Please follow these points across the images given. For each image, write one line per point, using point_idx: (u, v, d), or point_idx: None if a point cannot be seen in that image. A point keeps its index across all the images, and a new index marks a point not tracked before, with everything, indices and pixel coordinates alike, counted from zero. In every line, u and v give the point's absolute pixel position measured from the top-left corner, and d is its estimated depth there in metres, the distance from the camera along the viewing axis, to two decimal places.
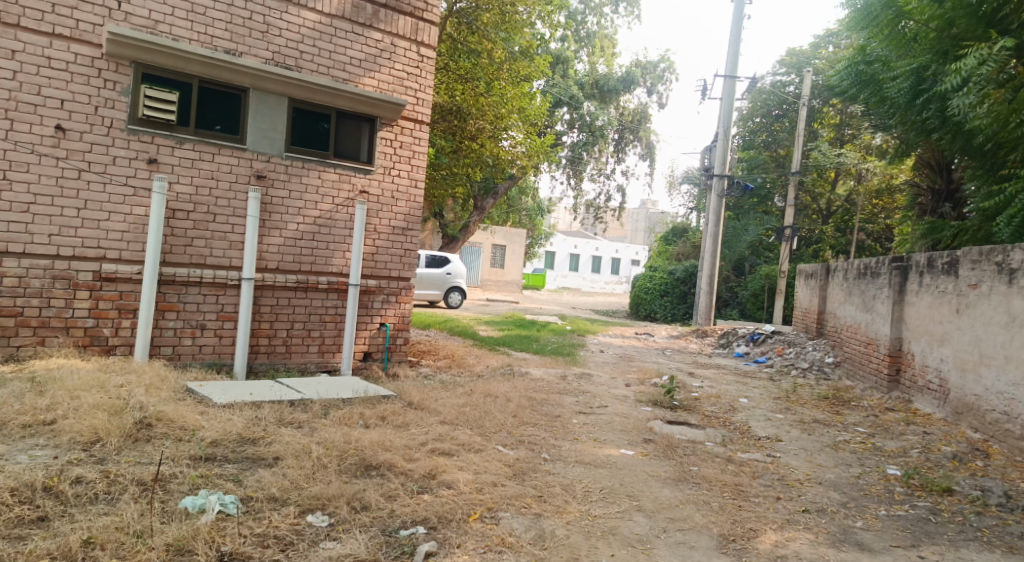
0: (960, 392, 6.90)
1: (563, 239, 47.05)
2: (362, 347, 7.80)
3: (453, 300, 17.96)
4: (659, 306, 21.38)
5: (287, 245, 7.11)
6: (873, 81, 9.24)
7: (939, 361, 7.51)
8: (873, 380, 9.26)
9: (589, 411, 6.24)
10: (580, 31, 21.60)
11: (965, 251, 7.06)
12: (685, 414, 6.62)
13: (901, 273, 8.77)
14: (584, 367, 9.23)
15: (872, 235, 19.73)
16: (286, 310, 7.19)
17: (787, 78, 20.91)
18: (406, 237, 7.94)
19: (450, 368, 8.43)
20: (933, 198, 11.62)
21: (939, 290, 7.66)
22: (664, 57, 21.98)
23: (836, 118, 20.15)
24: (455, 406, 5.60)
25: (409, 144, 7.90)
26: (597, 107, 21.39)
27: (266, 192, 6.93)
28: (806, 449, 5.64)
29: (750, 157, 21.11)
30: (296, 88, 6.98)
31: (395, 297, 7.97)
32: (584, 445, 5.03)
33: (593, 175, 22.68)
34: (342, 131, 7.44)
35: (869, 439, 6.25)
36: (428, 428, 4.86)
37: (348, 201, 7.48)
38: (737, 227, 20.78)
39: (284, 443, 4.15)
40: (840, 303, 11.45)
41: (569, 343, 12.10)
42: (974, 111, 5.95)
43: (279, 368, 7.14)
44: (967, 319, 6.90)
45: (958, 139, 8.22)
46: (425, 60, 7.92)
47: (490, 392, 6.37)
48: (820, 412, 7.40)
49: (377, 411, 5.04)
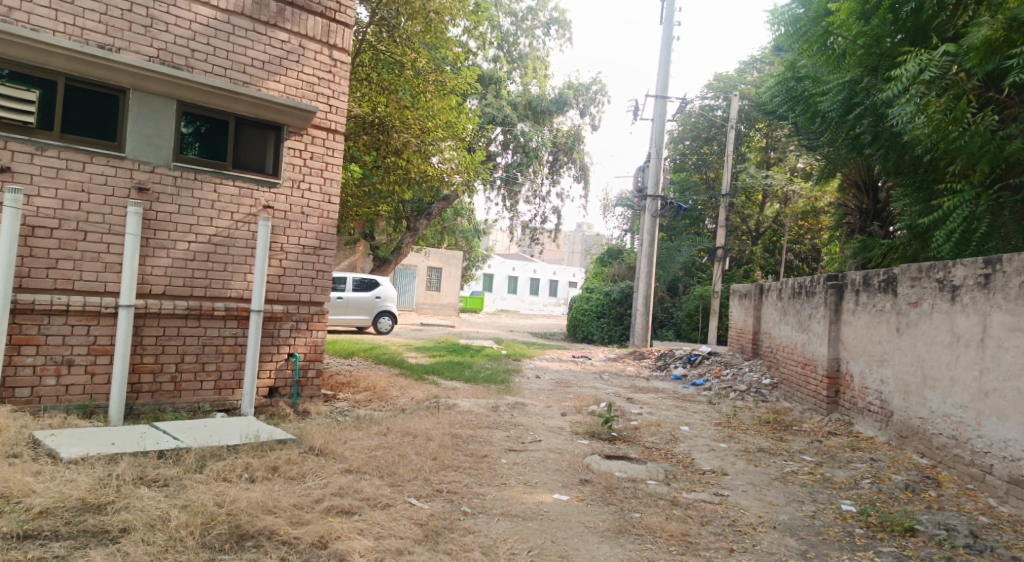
0: (904, 415, 6.63)
1: (500, 261, 46.81)
2: (268, 381, 6.96)
3: (383, 325, 17.05)
4: (595, 328, 21.05)
5: (176, 267, 6.26)
6: (804, 97, 9.11)
7: (879, 382, 7.26)
8: (812, 403, 9.03)
9: (521, 448, 5.60)
10: (512, 52, 21.37)
11: (903, 268, 6.84)
12: (624, 447, 6.07)
13: (837, 291, 8.59)
14: (517, 396, 8.60)
15: (800, 255, 20.03)
16: (175, 342, 6.32)
17: (714, 102, 21.18)
18: (317, 257, 7.19)
19: (369, 401, 7.66)
20: (860, 216, 11.63)
21: (877, 308, 7.45)
22: (596, 79, 21.91)
23: (763, 142, 20.40)
24: (364, 449, 4.88)
25: (321, 155, 7.19)
26: (531, 127, 21.02)
27: (150, 206, 6.09)
28: (754, 484, 5.17)
29: (681, 179, 21.22)
30: (186, 90, 6.21)
31: (306, 323, 7.18)
32: (513, 492, 4.39)
33: (528, 197, 22.25)
34: (241, 140, 6.70)
35: (818, 469, 5.85)
36: (328, 481, 4.12)
37: (249, 218, 6.70)
38: (670, 248, 20.72)
39: (136, 508, 3.37)
40: (775, 322, 11.29)
41: (503, 369, 11.48)
42: (914, 119, 5.75)
43: (166, 409, 6.24)
44: (907, 338, 6.67)
45: (892, 155, 8.12)
46: (338, 65, 7.28)
47: (410, 429, 5.66)
48: (764, 439, 7.00)
49: (266, 460, 4.28)
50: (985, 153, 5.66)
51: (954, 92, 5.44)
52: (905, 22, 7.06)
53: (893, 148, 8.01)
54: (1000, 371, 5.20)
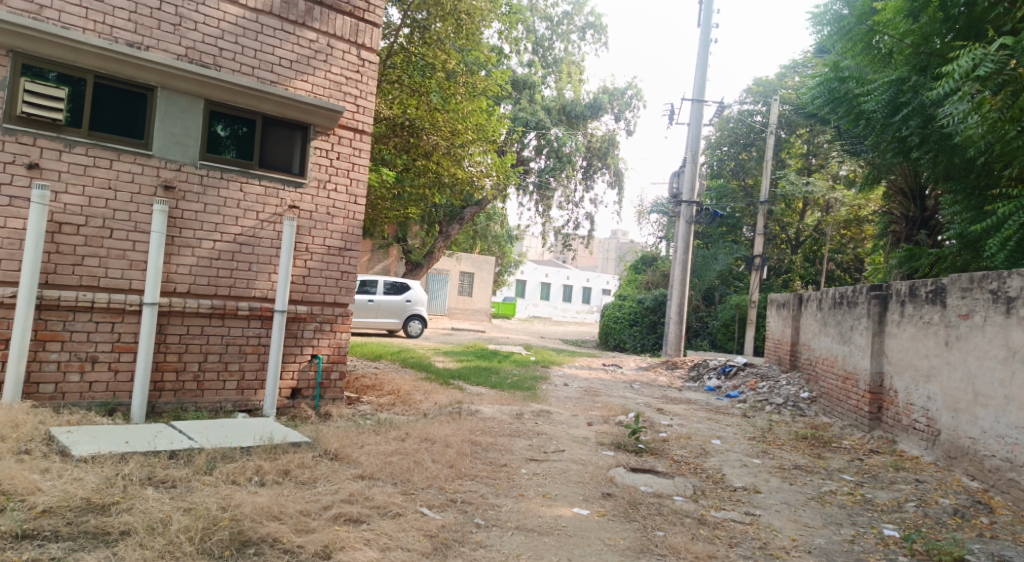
0: (953, 434, 6.25)
1: (534, 267, 46.64)
2: (290, 382, 6.90)
3: (413, 329, 17.00)
4: (628, 336, 20.71)
5: (201, 266, 6.25)
6: (848, 99, 8.74)
7: (926, 399, 6.87)
8: (852, 418, 8.63)
9: (543, 458, 5.41)
10: (547, 57, 21.24)
11: (952, 278, 6.46)
12: (651, 459, 5.82)
13: (880, 302, 8.19)
14: (544, 404, 8.39)
15: (841, 265, 19.39)
16: (199, 341, 6.29)
17: (753, 107, 20.70)
18: (343, 258, 7.12)
19: (393, 405, 7.55)
20: (907, 225, 11.14)
21: (923, 320, 7.06)
22: (632, 84, 21.62)
23: (803, 148, 20.00)
24: (380, 455, 4.74)
25: (347, 155, 7.12)
26: (565, 132, 20.83)
27: (176, 205, 6.09)
28: (788, 503, 4.88)
29: (718, 185, 20.77)
30: (213, 89, 6.20)
31: (330, 325, 7.11)
32: (530, 504, 4.19)
33: (561, 202, 22.02)
34: (268, 139, 6.67)
35: (858, 489, 5.52)
36: (340, 487, 3.99)
37: (275, 217, 6.66)
38: (706, 256, 20.28)
39: (140, 510, 3.27)
40: (814, 334, 10.88)
41: (531, 375, 11.28)
42: (967, 119, 5.42)
43: (188, 408, 6.21)
44: (957, 353, 6.28)
45: (941, 160, 7.71)
46: (366, 64, 7.21)
47: (429, 435, 5.51)
48: (800, 456, 6.67)
49: (278, 463, 4.17)
50: None
51: (1013, 89, 5.00)
52: (957, 20, 6.68)
53: (943, 152, 7.60)
54: None
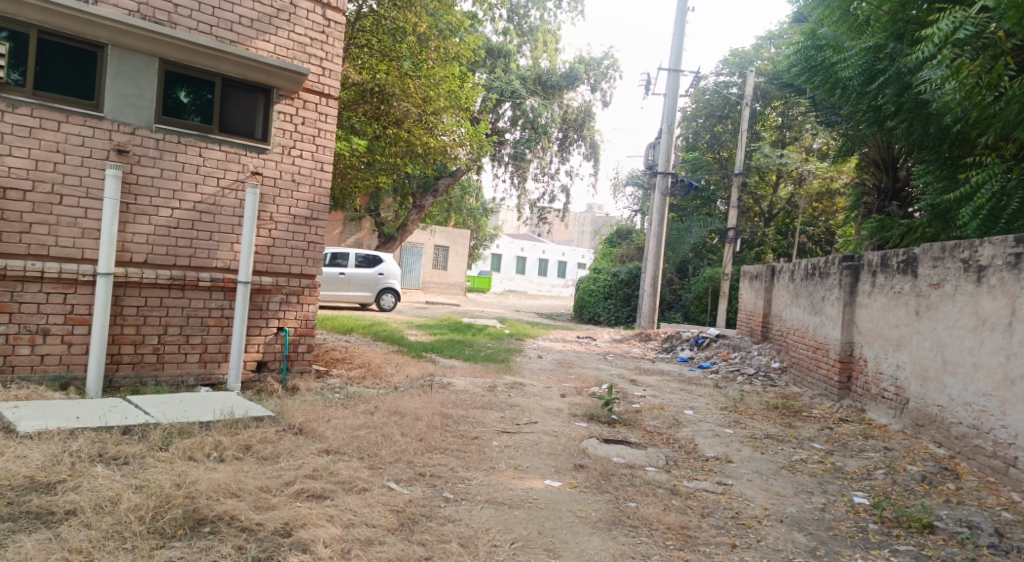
0: (921, 402, 6.30)
1: (509, 241, 46.44)
2: (256, 356, 6.70)
3: (386, 302, 16.77)
4: (602, 309, 20.73)
5: (159, 234, 5.99)
6: (824, 68, 8.65)
7: (895, 367, 6.92)
8: (822, 388, 8.70)
9: (515, 430, 5.31)
10: (523, 25, 20.83)
11: (924, 248, 6.46)
12: (624, 430, 5.77)
13: (852, 273, 8.22)
14: (517, 376, 8.30)
15: (813, 238, 19.54)
16: (158, 313, 6.06)
17: (729, 79, 20.58)
18: (309, 227, 6.89)
19: (363, 379, 7.40)
20: (879, 196, 11.14)
21: (894, 290, 7.09)
22: (608, 54, 21.33)
23: (777, 121, 20.01)
24: (347, 429, 4.60)
25: (313, 120, 6.86)
26: (541, 103, 20.54)
27: (130, 170, 5.81)
28: (760, 472, 4.87)
29: (693, 158, 20.71)
30: (168, 47, 5.89)
31: (296, 297, 6.90)
32: (501, 477, 4.10)
33: (537, 174, 21.78)
34: (228, 102, 6.37)
35: (828, 457, 5.53)
36: (303, 462, 3.86)
37: (237, 185, 6.40)
38: (680, 229, 20.28)
39: (86, 488, 3.11)
40: (786, 305, 10.93)
41: (505, 348, 11.19)
42: (944, 85, 5.38)
43: (147, 383, 6.01)
44: (927, 322, 6.32)
45: (915, 129, 7.69)
46: (332, 25, 6.92)
47: (398, 408, 5.38)
48: (771, 425, 6.68)
49: (238, 438, 4.01)
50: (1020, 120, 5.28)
51: (991, 54, 5.00)
52: None
53: (918, 121, 7.58)
54: None
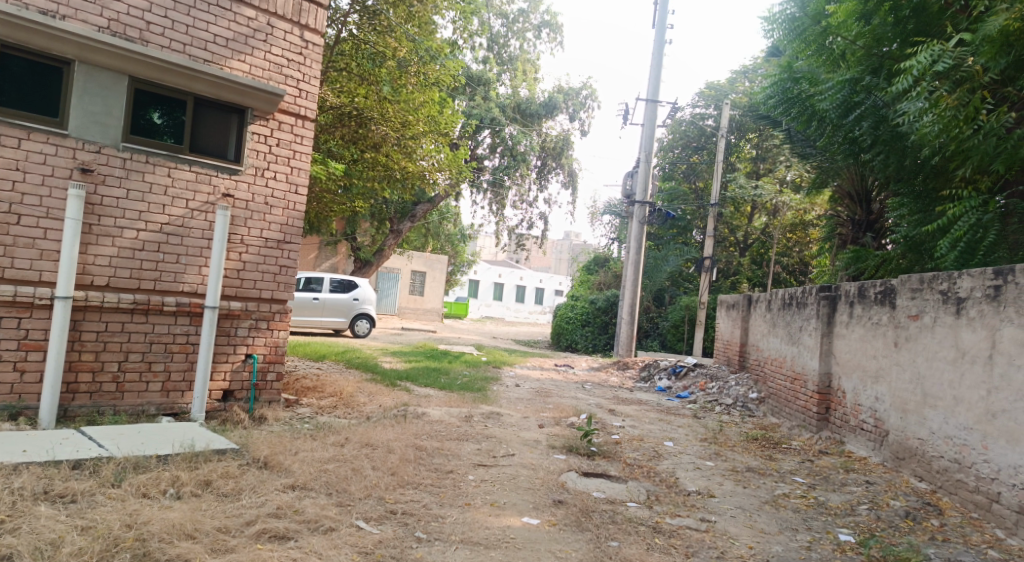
0: (901, 435, 6.24)
1: (487, 267, 46.34)
2: (222, 384, 6.45)
3: (361, 328, 16.49)
4: (580, 336, 20.64)
5: (122, 257, 5.77)
6: (800, 100, 8.76)
7: (874, 399, 6.88)
8: (801, 419, 8.64)
9: (491, 463, 5.13)
10: (502, 54, 20.99)
11: (901, 279, 6.47)
12: (604, 463, 5.61)
13: (830, 303, 8.22)
14: (494, 406, 8.11)
15: (788, 268, 19.73)
16: (119, 339, 5.81)
17: (705, 111, 20.89)
18: (282, 251, 6.70)
19: (334, 408, 7.16)
20: (853, 228, 11.19)
21: (872, 321, 7.08)
22: (587, 84, 21.55)
23: (752, 153, 20.31)
24: (315, 463, 4.38)
25: (288, 142, 6.71)
26: (520, 130, 20.62)
27: (94, 190, 5.60)
28: (743, 508, 4.74)
29: (670, 187, 20.89)
30: (138, 65, 5.73)
31: (266, 323, 6.68)
32: (477, 515, 3.91)
33: (515, 201, 21.78)
34: (200, 122, 6.21)
35: (810, 492, 5.42)
36: (267, 500, 3.64)
37: (206, 207, 6.21)
38: (658, 257, 20.36)
39: (27, 530, 2.88)
40: (763, 335, 10.92)
41: (481, 376, 11.00)
42: (923, 117, 5.44)
43: (105, 412, 5.72)
44: (906, 354, 6.29)
45: (889, 162, 7.78)
46: (310, 47, 6.82)
47: (370, 440, 5.17)
48: (752, 458, 6.57)
49: (197, 473, 3.79)
50: (997, 153, 5.36)
51: (969, 86, 5.09)
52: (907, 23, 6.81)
53: (893, 154, 7.67)
54: (1010, 392, 4.81)
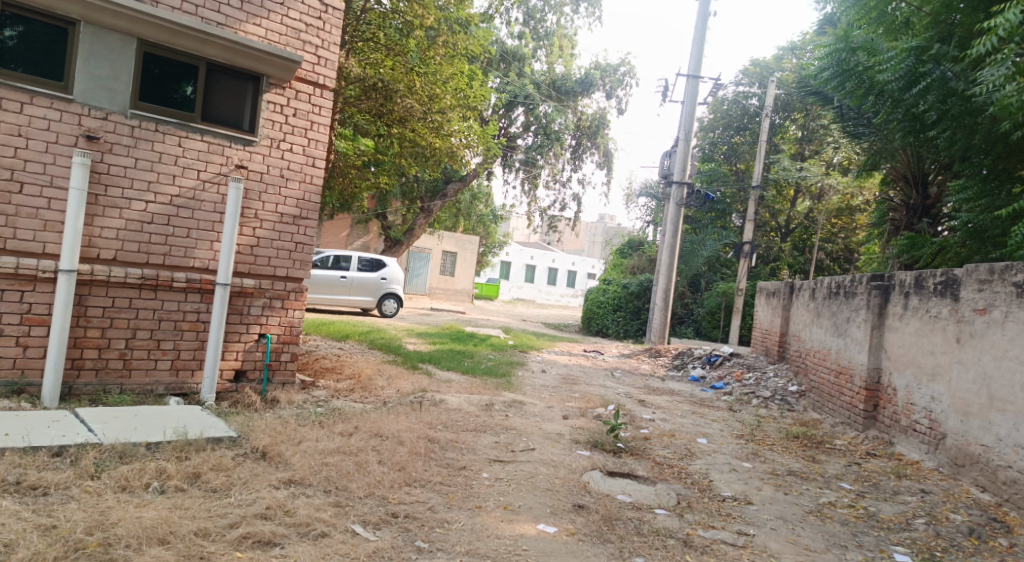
0: (961, 439, 5.70)
1: (519, 249, 46.01)
2: (233, 364, 6.19)
3: (388, 308, 16.29)
4: (611, 321, 20.15)
5: (130, 230, 5.53)
6: (857, 72, 8.11)
7: (929, 399, 6.32)
8: (845, 416, 8.08)
9: (509, 458, 4.76)
10: (539, 29, 20.36)
11: (968, 269, 5.88)
12: (631, 461, 5.20)
13: (882, 293, 7.61)
14: (518, 393, 7.74)
15: (831, 255, 18.89)
16: (127, 315, 5.58)
17: (749, 90, 20.00)
18: (298, 228, 6.39)
19: (351, 392, 6.87)
20: (908, 214, 10.44)
21: (930, 314, 6.49)
22: (625, 61, 20.80)
23: (797, 134, 19.40)
24: (317, 455, 4.05)
25: (305, 112, 6.37)
26: (555, 108, 20.04)
27: (100, 158, 5.35)
28: (785, 519, 4.29)
29: (709, 169, 20.09)
30: (147, 27, 5.43)
31: (280, 302, 6.39)
32: (487, 520, 3.54)
33: (548, 181, 21.25)
34: (213, 89, 5.89)
35: (859, 501, 4.93)
36: (258, 496, 3.33)
37: (219, 178, 5.92)
38: (694, 241, 19.66)
39: None
40: (806, 325, 10.32)
41: (508, 360, 10.63)
42: (1005, 86, 4.98)
43: (111, 391, 5.51)
44: (970, 351, 5.72)
45: (956, 139, 7.08)
46: (330, 11, 6.44)
47: (380, 430, 4.84)
48: (793, 459, 6.08)
49: (185, 465, 3.50)
50: None
51: None
52: None
53: (960, 131, 6.94)
54: None
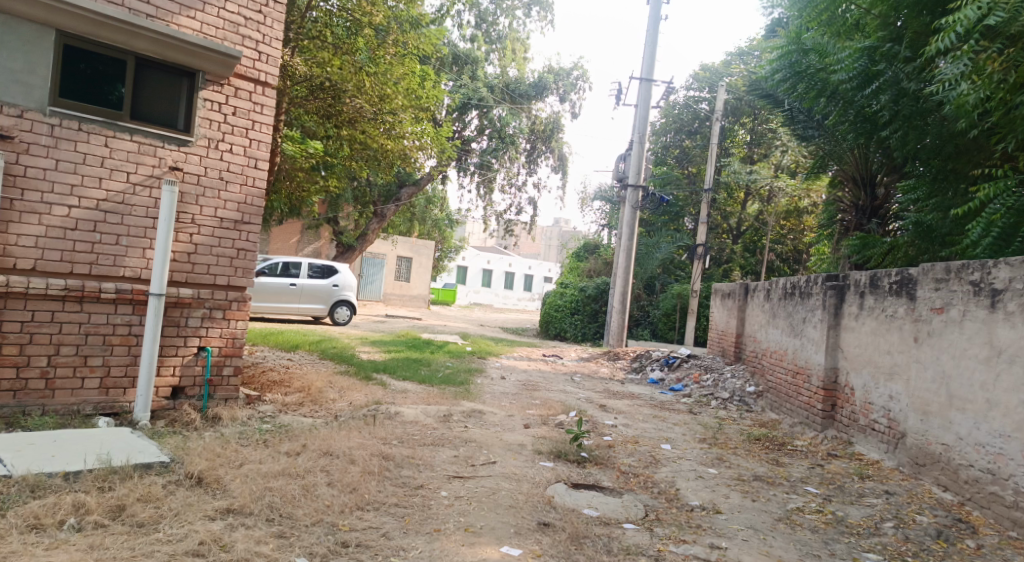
0: (921, 438, 5.69)
1: (475, 253, 45.70)
2: (170, 381, 5.77)
3: (341, 315, 15.81)
4: (569, 324, 20.06)
5: (51, 237, 5.08)
6: (809, 74, 8.18)
7: (887, 399, 6.32)
8: (804, 416, 8.09)
9: (469, 473, 4.51)
10: (491, 32, 20.18)
11: (923, 268, 5.89)
12: (595, 472, 5.01)
13: (837, 293, 7.63)
14: (477, 402, 7.48)
15: (782, 256, 19.20)
16: (48, 329, 5.13)
17: (700, 94, 20.21)
18: (239, 233, 6.00)
19: (300, 406, 6.51)
20: (857, 215, 10.49)
21: (886, 313, 6.51)
22: (578, 64, 20.79)
23: (746, 137, 19.68)
24: (259, 479, 3.72)
25: (246, 111, 6.00)
26: (509, 112, 19.86)
27: (16, 159, 4.91)
28: (755, 528, 4.15)
29: (662, 172, 20.21)
30: (67, 18, 5.01)
31: (221, 312, 5.99)
32: (447, 545, 3.28)
33: (503, 185, 21.04)
34: (143, 85, 5.49)
35: (827, 505, 4.84)
36: (190, 530, 3.00)
37: (151, 181, 5.51)
38: (649, 244, 19.73)
39: None
40: (762, 325, 10.36)
41: (465, 367, 10.36)
42: (961, 85, 5.12)
43: (31, 413, 5.05)
44: (927, 350, 5.73)
45: (908, 139, 7.14)
46: (271, 4, 6.09)
47: (330, 448, 4.52)
48: (756, 463, 5.99)
49: (108, 497, 3.15)
50: None
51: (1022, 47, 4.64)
52: None
53: (912, 131, 7.02)
54: None
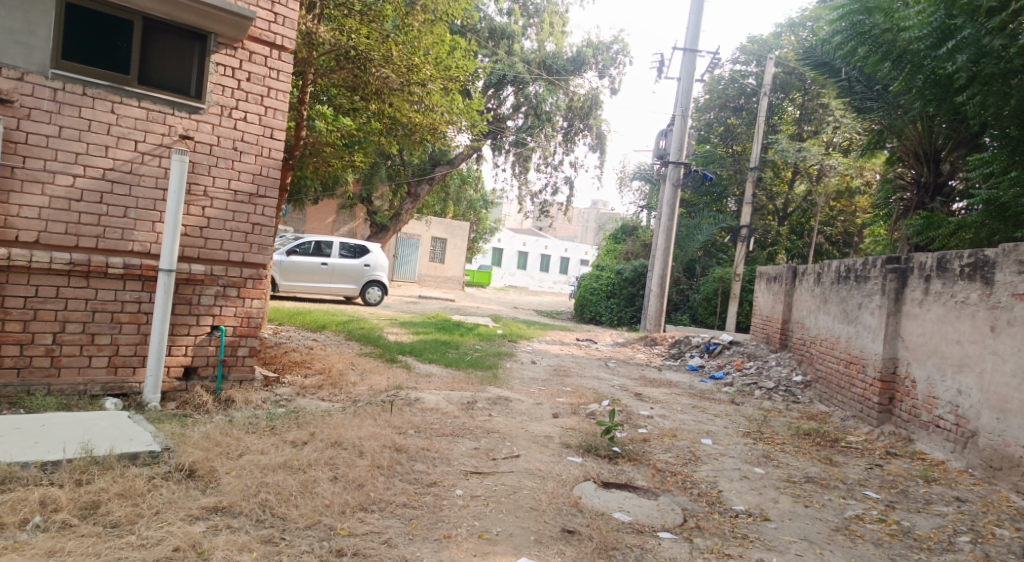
0: (996, 439, 5.11)
1: (512, 235, 45.27)
2: (182, 361, 5.51)
3: (372, 296, 15.61)
4: (605, 308, 19.54)
5: (55, 208, 4.83)
6: (874, 35, 7.52)
7: (955, 393, 5.72)
8: (857, 409, 7.48)
9: (490, 468, 4.12)
10: (528, 5, 19.51)
11: (1004, 248, 5.26)
12: (629, 469, 4.57)
13: (898, 277, 6.99)
14: (504, 388, 7.09)
15: (830, 238, 18.28)
16: (53, 305, 4.90)
17: (746, 68, 19.28)
18: (254, 207, 5.68)
19: (318, 390, 6.21)
20: (918, 192, 9.74)
21: (955, 299, 5.88)
22: (619, 38, 20.00)
23: (795, 113, 18.73)
24: (256, 472, 3.39)
25: (261, 77, 5.65)
26: (546, 88, 19.24)
27: (17, 125, 4.66)
28: (810, 541, 3.67)
29: (705, 151, 19.41)
30: None
31: (236, 290, 5.69)
32: (457, 555, 2.89)
33: (539, 164, 20.49)
34: (151, 47, 5.17)
35: (890, 513, 4.31)
36: (168, 532, 2.71)
37: (161, 151, 5.21)
38: (690, 225, 19.01)
39: None
40: (811, 311, 9.72)
41: (495, 351, 9.99)
42: None
43: (35, 393, 4.83)
44: (1007, 341, 5.12)
45: (986, 104, 6.48)
46: None
47: (339, 438, 4.17)
48: (808, 461, 5.47)
49: (82, 493, 2.89)
50: None
51: None
52: None
53: (991, 95, 6.34)
54: None
